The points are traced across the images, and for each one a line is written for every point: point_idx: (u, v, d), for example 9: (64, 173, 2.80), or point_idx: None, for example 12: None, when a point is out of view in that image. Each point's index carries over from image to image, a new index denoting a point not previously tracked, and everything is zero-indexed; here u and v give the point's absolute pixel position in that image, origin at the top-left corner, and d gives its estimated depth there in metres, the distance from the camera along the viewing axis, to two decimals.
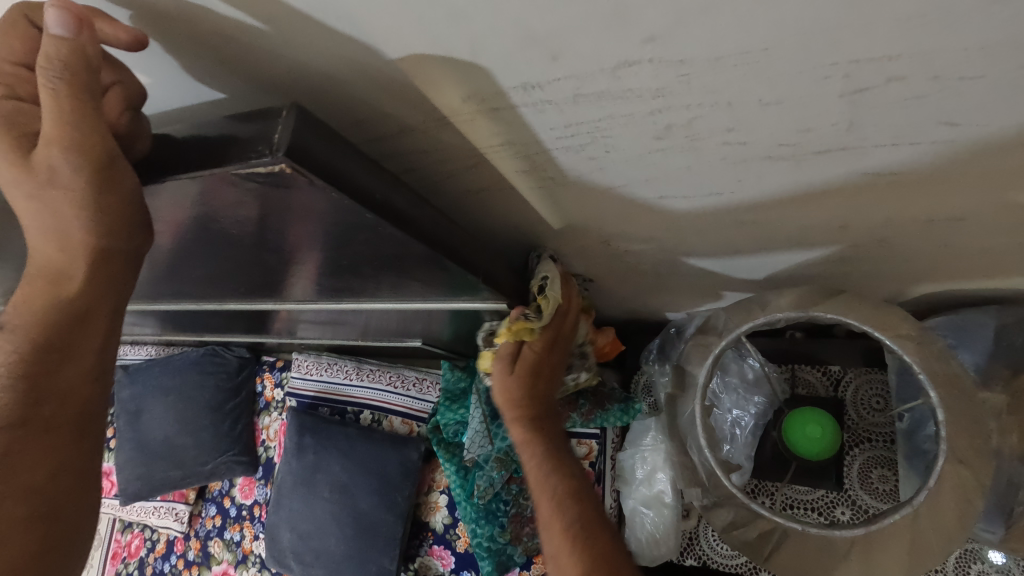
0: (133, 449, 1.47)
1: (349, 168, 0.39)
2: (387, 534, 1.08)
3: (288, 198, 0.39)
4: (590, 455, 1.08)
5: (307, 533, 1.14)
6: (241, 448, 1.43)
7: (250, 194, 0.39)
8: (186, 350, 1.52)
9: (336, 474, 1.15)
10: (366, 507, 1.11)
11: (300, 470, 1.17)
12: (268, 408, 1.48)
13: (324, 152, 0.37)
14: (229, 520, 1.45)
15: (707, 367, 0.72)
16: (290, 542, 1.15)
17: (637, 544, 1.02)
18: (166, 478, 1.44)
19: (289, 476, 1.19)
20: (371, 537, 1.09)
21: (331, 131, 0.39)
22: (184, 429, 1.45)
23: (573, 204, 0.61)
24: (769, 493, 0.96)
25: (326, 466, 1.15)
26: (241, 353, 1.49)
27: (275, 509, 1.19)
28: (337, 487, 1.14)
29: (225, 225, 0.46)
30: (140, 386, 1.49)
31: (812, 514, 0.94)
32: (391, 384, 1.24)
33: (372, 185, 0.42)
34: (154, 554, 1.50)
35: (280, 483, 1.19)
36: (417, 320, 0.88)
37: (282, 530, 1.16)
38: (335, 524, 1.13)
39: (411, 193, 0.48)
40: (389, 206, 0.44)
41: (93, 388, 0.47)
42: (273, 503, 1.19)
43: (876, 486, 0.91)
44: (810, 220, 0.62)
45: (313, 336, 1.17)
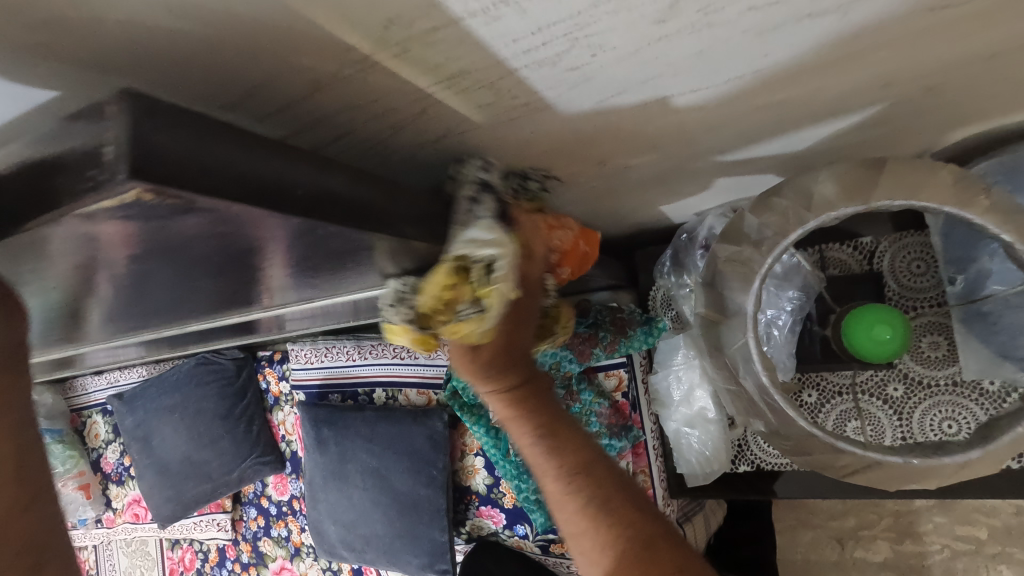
0: (156, 474, 1.41)
1: (245, 159, 0.27)
2: (431, 508, 1.03)
3: (175, 228, 0.27)
4: (621, 386, 1.01)
5: (351, 522, 1.10)
6: (263, 449, 1.38)
7: (121, 239, 0.27)
8: (177, 364, 1.43)
9: (365, 459, 1.09)
10: (405, 486, 1.05)
11: (327, 463, 1.12)
12: (279, 403, 1.42)
13: (202, 149, 0.25)
14: (272, 518, 1.43)
15: (753, 294, 0.61)
16: (338, 534, 1.12)
17: (688, 466, 0.98)
18: (196, 494, 1.39)
19: (317, 471, 1.13)
20: (417, 514, 1.04)
21: (202, 115, 0.26)
22: (200, 443, 1.39)
23: (557, 128, 0.49)
24: (814, 385, 0.91)
25: (353, 454, 1.09)
26: (235, 354, 1.40)
27: (314, 505, 1.15)
28: (370, 471, 1.08)
29: (119, 273, 0.34)
30: (142, 412, 1.41)
31: (865, 397, 0.88)
32: (397, 355, 1.16)
33: (288, 169, 0.30)
34: (210, 563, 1.50)
35: (312, 477, 1.15)
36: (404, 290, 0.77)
37: (326, 523, 1.14)
38: (377, 509, 1.08)
39: (351, 167, 0.36)
40: (323, 196, 0.32)
41: (29, 517, 0.37)
42: (309, 499, 1.16)
43: (928, 354, 0.85)
44: (850, 83, 0.50)
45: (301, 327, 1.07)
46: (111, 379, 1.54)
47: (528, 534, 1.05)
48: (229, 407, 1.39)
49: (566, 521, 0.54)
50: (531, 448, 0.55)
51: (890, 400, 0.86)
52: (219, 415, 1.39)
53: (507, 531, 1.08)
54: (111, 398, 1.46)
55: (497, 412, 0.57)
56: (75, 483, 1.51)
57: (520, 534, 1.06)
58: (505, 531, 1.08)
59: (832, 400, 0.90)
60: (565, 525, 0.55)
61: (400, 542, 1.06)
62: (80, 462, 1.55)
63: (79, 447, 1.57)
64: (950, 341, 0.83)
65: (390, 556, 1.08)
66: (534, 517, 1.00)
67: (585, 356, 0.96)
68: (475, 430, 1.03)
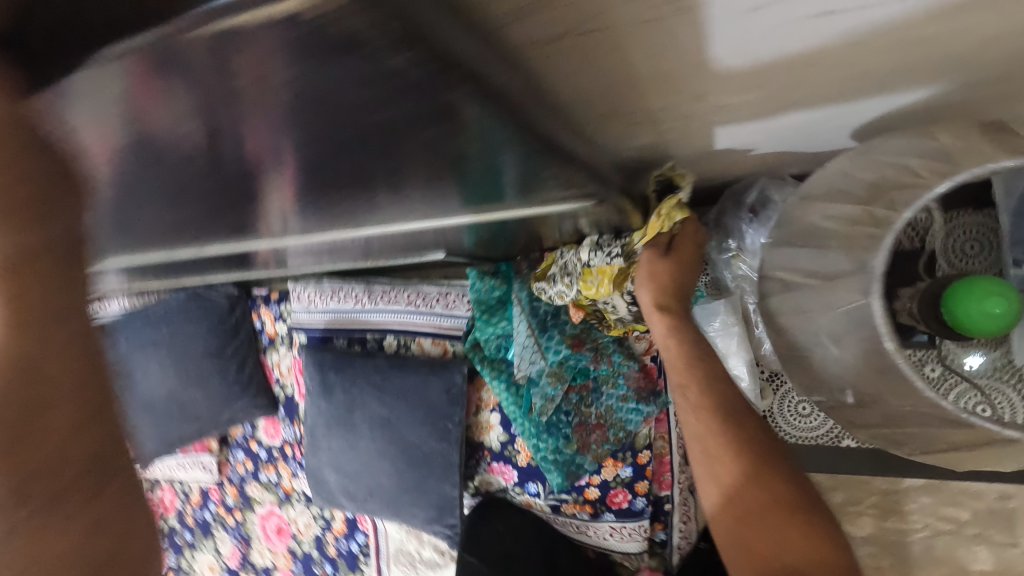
0: (139, 412, 1.33)
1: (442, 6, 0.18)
2: (444, 464, 0.99)
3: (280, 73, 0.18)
4: (651, 349, 0.95)
5: (355, 473, 1.06)
6: (256, 391, 1.32)
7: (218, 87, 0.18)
8: (164, 297, 1.34)
9: (375, 410, 1.02)
10: (417, 441, 1.00)
11: (332, 411, 1.06)
12: (274, 344, 1.34)
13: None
14: (261, 462, 1.38)
15: (887, 250, 0.48)
16: (341, 484, 1.08)
17: None
18: (182, 435, 1.33)
19: (321, 418, 1.07)
20: (428, 469, 1.00)
21: None
22: (187, 382, 1.31)
23: (686, 41, 0.41)
24: None
25: (362, 403, 1.03)
26: (229, 291, 1.32)
27: (314, 452, 1.10)
28: (379, 423, 1.02)
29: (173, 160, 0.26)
30: (125, 345, 1.32)
31: None
32: (411, 303, 1.10)
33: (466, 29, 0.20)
34: (191, 505, 1.48)
35: (313, 423, 1.09)
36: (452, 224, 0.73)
37: (326, 472, 1.09)
38: (384, 461, 1.03)
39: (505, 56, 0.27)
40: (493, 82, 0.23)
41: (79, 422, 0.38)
42: (308, 445, 1.11)
43: None
44: (1017, 22, 0.43)
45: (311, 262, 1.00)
46: None
47: (539, 493, 1.04)
48: (220, 345, 1.31)
49: (705, 444, 0.65)
50: (672, 352, 0.71)
51: None
52: (209, 353, 1.31)
53: (517, 488, 1.06)
54: (91, 327, 1.36)
55: (656, 329, 0.72)
56: None
57: (530, 493, 1.05)
58: (514, 488, 1.06)
59: None
60: (691, 428, 0.67)
61: (407, 496, 1.03)
62: None
63: None
64: None
65: (395, 509, 1.05)
66: (551, 478, 0.97)
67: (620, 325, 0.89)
68: (495, 384, 0.98)
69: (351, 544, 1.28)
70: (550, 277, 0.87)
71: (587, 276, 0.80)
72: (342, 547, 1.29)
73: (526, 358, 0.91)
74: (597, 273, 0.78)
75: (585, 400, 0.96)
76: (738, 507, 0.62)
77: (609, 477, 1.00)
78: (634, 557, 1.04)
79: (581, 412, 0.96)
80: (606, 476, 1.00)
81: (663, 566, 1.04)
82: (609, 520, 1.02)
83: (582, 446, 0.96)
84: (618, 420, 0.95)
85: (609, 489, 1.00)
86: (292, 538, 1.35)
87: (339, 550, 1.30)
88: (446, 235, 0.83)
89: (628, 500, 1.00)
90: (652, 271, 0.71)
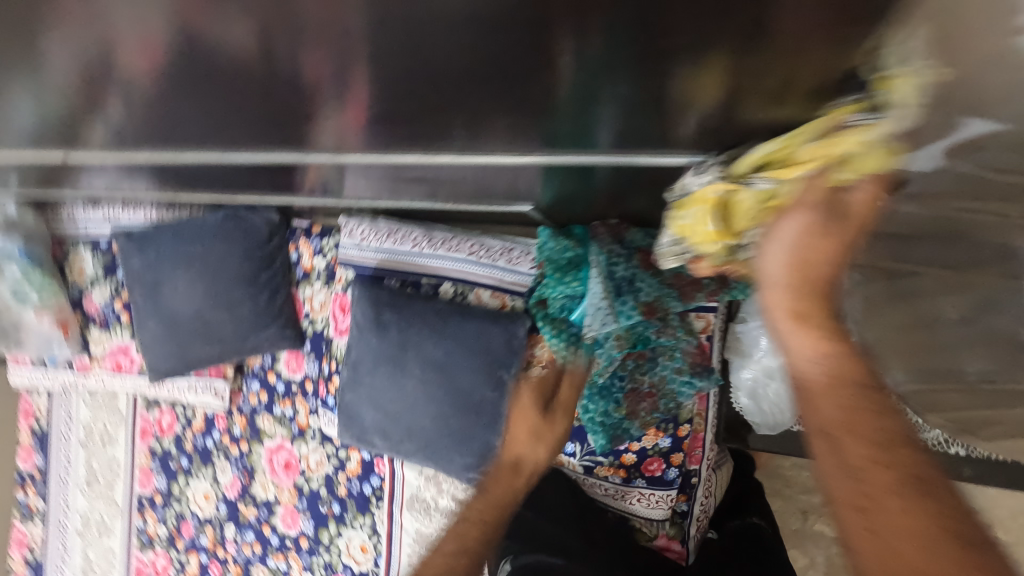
0: (160, 327, 1.27)
1: None
2: (493, 413, 1.00)
3: None
4: (708, 328, 1.01)
5: (396, 413, 1.06)
6: (286, 321, 1.29)
7: None
8: (201, 214, 1.29)
9: (429, 352, 1.03)
10: (468, 387, 1.01)
11: (383, 348, 1.05)
12: (308, 279, 1.31)
13: None
14: (277, 395, 1.35)
15: None
16: (379, 423, 1.08)
17: (757, 412, 1.01)
18: (202, 356, 1.28)
19: (369, 352, 1.07)
20: (475, 416, 1.01)
21: None
22: (215, 304, 1.26)
23: None
24: None
25: (418, 343, 1.03)
26: (270, 217, 1.29)
27: (354, 388, 1.09)
28: (431, 365, 1.03)
29: None
30: (154, 257, 1.26)
31: None
32: (473, 253, 1.10)
33: None
34: (193, 431, 1.44)
35: (360, 358, 1.08)
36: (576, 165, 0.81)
37: (364, 408, 1.09)
38: (430, 404, 1.03)
39: None
40: None
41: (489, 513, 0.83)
42: (348, 378, 1.10)
43: None
44: None
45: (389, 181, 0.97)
46: (111, 215, 1.37)
47: (575, 453, 1.09)
48: (255, 271, 1.27)
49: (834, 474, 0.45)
50: (835, 399, 0.46)
51: None
52: (242, 277, 1.26)
53: None
54: (117, 234, 1.29)
55: (789, 331, 0.50)
56: (53, 320, 1.37)
57: (566, 452, 1.10)
58: None
59: None
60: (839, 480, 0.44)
61: (448, 441, 1.03)
62: (60, 296, 1.38)
63: (59, 280, 1.40)
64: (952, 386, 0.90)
65: (432, 454, 1.05)
66: (595, 439, 1.01)
67: (689, 299, 0.94)
68: (553, 341, 0.99)
69: (364, 485, 1.29)
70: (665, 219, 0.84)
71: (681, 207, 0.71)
72: (354, 488, 1.29)
73: (597, 320, 0.91)
74: (694, 201, 0.68)
75: (640, 369, 0.99)
76: (886, 542, 0.41)
77: (648, 445, 1.05)
78: (653, 524, 1.10)
79: (635, 379, 0.99)
80: (645, 444, 1.04)
81: (680, 536, 1.10)
82: (640, 486, 1.07)
83: (631, 412, 1.00)
84: (670, 390, 0.99)
85: (647, 457, 1.05)
86: (300, 474, 1.34)
87: (349, 490, 1.30)
88: (553, 173, 0.87)
89: (662, 469, 1.05)
90: (798, 236, 0.51)
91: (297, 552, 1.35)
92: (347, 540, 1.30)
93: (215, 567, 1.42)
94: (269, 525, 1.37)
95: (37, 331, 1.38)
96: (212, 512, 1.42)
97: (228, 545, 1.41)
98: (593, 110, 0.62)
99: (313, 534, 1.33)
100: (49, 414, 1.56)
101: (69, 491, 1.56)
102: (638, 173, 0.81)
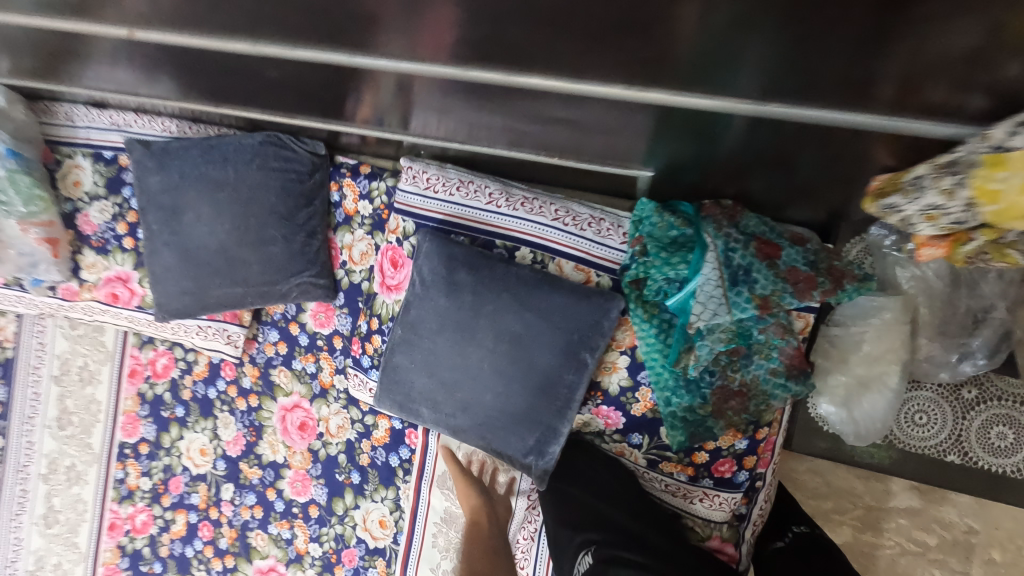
0: (175, 258, 1.11)
1: None
2: (567, 400, 0.93)
3: None
4: (806, 330, 0.92)
5: (454, 385, 0.95)
6: (321, 269, 1.15)
7: None
8: (233, 134, 1.12)
9: (507, 323, 0.92)
10: (546, 366, 0.92)
11: (452, 311, 0.94)
12: (349, 224, 1.16)
13: None
14: (298, 348, 1.22)
15: None
16: (431, 394, 0.97)
17: (844, 425, 0.96)
18: (222, 298, 1.13)
19: (433, 313, 0.96)
20: (546, 399, 0.93)
21: None
22: (244, 240, 1.10)
23: None
24: (977, 385, 0.98)
25: (494, 311, 0.92)
26: (315, 148, 1.13)
27: (407, 353, 0.98)
28: (505, 337, 0.92)
29: None
30: (177, 176, 1.09)
31: (1002, 407, 0.97)
32: (556, 218, 0.99)
33: None
34: (192, 377, 1.29)
35: (420, 318, 0.97)
36: (754, 117, 0.68)
37: (416, 373, 0.97)
38: (497, 377, 0.93)
39: None
40: None
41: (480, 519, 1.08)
42: (401, 339, 0.98)
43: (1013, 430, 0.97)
44: None
45: (494, 112, 0.84)
46: (120, 122, 1.18)
47: (641, 445, 1.02)
48: (292, 208, 1.12)
49: None
50: None
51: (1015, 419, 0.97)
52: (277, 214, 1.11)
53: (614, 435, 1.05)
54: (134, 143, 1.11)
55: None
56: (40, 234, 1.17)
57: (630, 443, 1.03)
58: (610, 433, 1.05)
59: (977, 405, 0.98)
60: None
61: (509, 422, 0.95)
62: (51, 210, 1.19)
63: (49, 190, 1.20)
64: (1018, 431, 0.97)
65: (488, 435, 0.96)
66: (673, 435, 0.94)
67: (803, 297, 0.86)
68: (645, 325, 0.92)
69: (391, 456, 1.18)
70: (905, 187, 0.70)
71: (998, 166, 0.58)
72: (378, 458, 1.18)
73: (708, 309, 0.86)
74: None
75: (733, 364, 0.91)
76: None
77: (723, 445, 0.98)
78: (709, 525, 1.04)
79: (725, 376, 0.92)
80: (721, 444, 0.98)
81: (734, 539, 1.04)
82: (705, 486, 1.02)
83: (716, 410, 0.93)
84: (763, 391, 0.92)
85: (719, 457, 0.99)
86: (317, 438, 1.21)
87: (372, 460, 1.19)
88: (702, 133, 0.76)
89: (732, 471, 1.00)
90: None
91: (305, 520, 1.24)
92: (364, 513, 1.20)
93: (206, 529, 1.29)
94: (275, 489, 1.25)
95: (17, 245, 1.17)
96: (207, 469, 1.28)
97: (223, 507, 1.28)
98: (824, 41, 0.53)
99: (326, 503, 1.22)
100: (16, 341, 1.34)
101: (33, 430, 1.37)
102: (823, 140, 0.70)
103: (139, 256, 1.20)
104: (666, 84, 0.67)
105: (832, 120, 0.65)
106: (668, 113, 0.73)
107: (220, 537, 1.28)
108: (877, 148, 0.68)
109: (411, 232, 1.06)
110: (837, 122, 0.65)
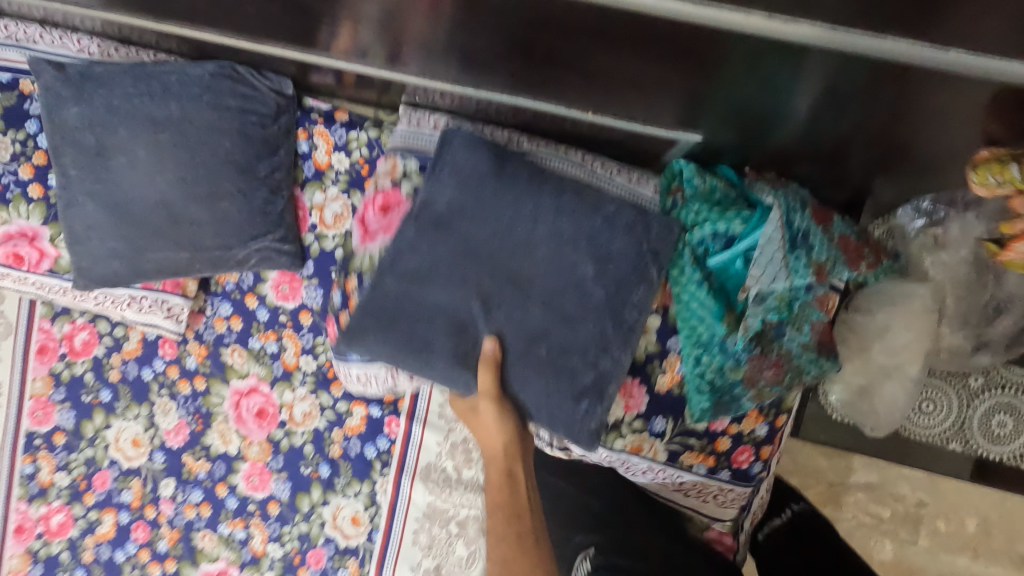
0: (100, 211, 0.90)
1: None
2: (635, 321, 0.81)
3: None
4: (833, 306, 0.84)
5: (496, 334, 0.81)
6: (287, 232, 0.97)
7: None
8: (177, 62, 0.92)
9: (549, 270, 0.80)
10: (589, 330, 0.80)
11: (496, 218, 0.81)
12: (320, 180, 0.99)
13: None
14: (257, 325, 1.05)
15: None
16: (452, 365, 0.81)
17: (858, 415, 0.95)
18: (161, 263, 0.93)
19: (462, 240, 0.81)
20: (612, 320, 0.80)
21: None
22: (192, 195, 0.91)
23: None
24: (985, 373, 1.00)
25: (543, 219, 0.81)
26: (281, 87, 0.95)
27: (427, 277, 0.81)
28: (547, 289, 0.80)
29: None
30: (102, 110, 0.88)
31: (1002, 391, 0.99)
32: (584, 161, 0.91)
33: None
34: (121, 356, 1.09)
35: (438, 260, 0.81)
36: (885, 65, 0.58)
37: (438, 333, 0.80)
38: (545, 315, 0.80)
39: None
40: None
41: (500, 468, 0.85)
42: (422, 267, 0.81)
43: (1006, 426, 0.99)
44: None
45: (520, 51, 0.71)
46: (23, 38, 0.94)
47: (664, 433, 0.88)
48: (253, 158, 0.93)
49: None
50: None
51: (1012, 408, 0.99)
52: (233, 163, 0.92)
53: (633, 422, 0.88)
54: (41, 63, 0.88)
55: None
56: None
57: (652, 431, 0.88)
58: (628, 422, 0.88)
59: (981, 390, 1.00)
60: None
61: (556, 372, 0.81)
62: None
63: None
64: (1013, 424, 0.99)
65: (531, 374, 0.81)
66: (696, 398, 0.84)
67: (856, 263, 0.81)
68: (682, 274, 0.84)
69: (367, 447, 1.05)
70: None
71: None
72: (352, 449, 1.05)
73: (767, 274, 0.80)
74: None
75: (767, 335, 0.83)
76: None
77: (744, 430, 0.89)
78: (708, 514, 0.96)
79: (765, 344, 0.83)
80: (742, 428, 0.88)
81: (733, 530, 0.97)
82: (721, 481, 0.90)
83: (749, 378, 0.83)
84: (795, 366, 0.84)
85: (740, 443, 0.89)
86: (279, 427, 1.06)
87: (345, 451, 1.05)
88: (779, 86, 0.66)
89: (749, 461, 0.91)
90: None
91: (263, 519, 1.08)
92: (334, 510, 1.06)
93: (141, 531, 1.10)
94: (226, 485, 1.08)
95: None
96: (142, 463, 1.10)
97: (162, 506, 1.09)
98: None
99: (288, 500, 1.07)
100: None
101: None
102: (941, 98, 0.61)
103: (50, 208, 0.97)
104: (754, 15, 0.56)
105: (952, 64, 0.56)
106: (783, 58, 0.60)
107: (158, 540, 1.10)
108: (976, 103, 0.61)
109: (411, 169, 0.90)
110: (993, 76, 0.56)
